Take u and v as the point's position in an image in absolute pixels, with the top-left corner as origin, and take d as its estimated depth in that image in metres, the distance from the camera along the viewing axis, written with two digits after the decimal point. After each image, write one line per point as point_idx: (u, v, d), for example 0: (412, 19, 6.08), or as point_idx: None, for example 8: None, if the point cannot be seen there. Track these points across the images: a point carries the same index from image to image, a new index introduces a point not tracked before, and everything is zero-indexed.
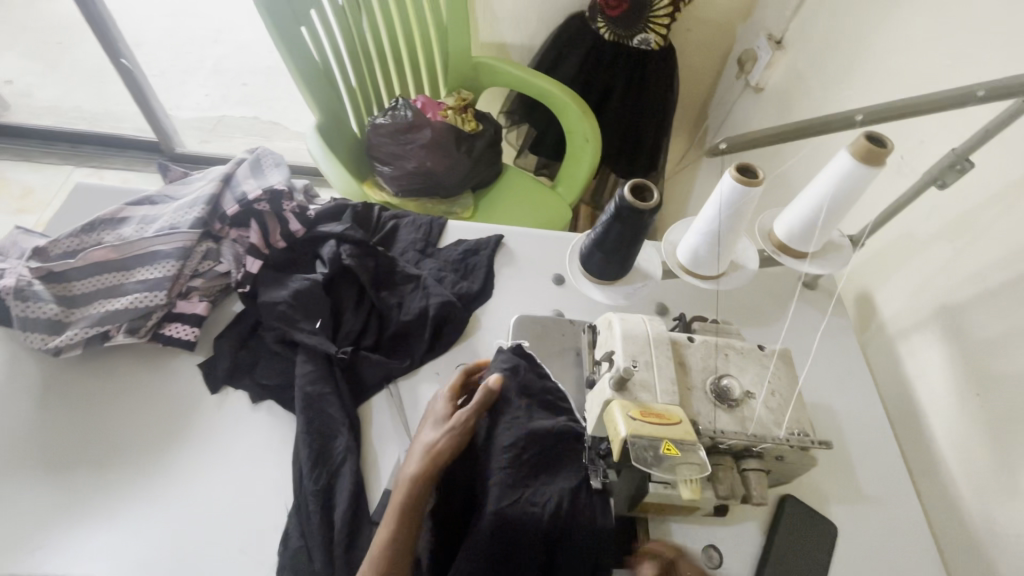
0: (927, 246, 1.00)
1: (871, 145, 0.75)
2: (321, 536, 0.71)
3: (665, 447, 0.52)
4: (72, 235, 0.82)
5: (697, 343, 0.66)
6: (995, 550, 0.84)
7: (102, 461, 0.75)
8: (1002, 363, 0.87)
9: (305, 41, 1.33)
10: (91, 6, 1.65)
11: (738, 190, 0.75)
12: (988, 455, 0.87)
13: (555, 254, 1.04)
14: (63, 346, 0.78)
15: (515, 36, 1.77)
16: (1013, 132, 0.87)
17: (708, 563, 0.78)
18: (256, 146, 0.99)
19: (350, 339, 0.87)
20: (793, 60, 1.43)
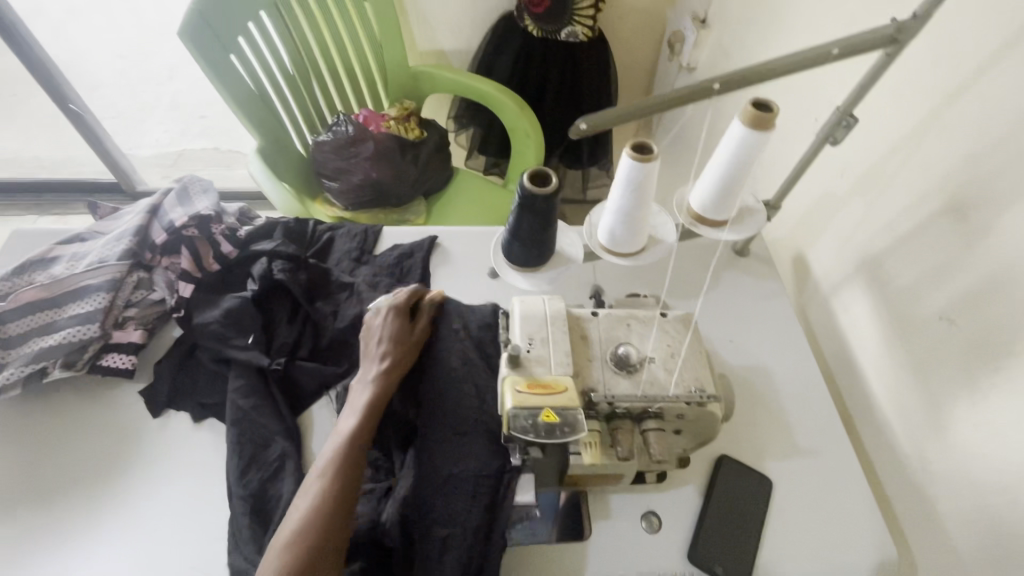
0: (844, 202, 1.00)
1: (758, 112, 0.77)
2: (255, 537, 0.72)
3: (546, 415, 0.56)
4: (4, 279, 0.85)
5: (599, 316, 0.68)
6: (932, 491, 0.82)
7: (46, 492, 0.77)
8: (919, 306, 0.86)
9: (236, 67, 1.34)
10: (32, 56, 1.68)
11: (636, 168, 0.78)
12: (916, 402, 0.85)
13: (486, 249, 1.07)
14: (2, 387, 0.80)
15: (452, 43, 1.80)
16: (900, 80, 0.87)
17: (647, 528, 0.81)
18: (184, 175, 1.01)
19: (285, 351, 0.89)
20: (718, 36, 1.45)
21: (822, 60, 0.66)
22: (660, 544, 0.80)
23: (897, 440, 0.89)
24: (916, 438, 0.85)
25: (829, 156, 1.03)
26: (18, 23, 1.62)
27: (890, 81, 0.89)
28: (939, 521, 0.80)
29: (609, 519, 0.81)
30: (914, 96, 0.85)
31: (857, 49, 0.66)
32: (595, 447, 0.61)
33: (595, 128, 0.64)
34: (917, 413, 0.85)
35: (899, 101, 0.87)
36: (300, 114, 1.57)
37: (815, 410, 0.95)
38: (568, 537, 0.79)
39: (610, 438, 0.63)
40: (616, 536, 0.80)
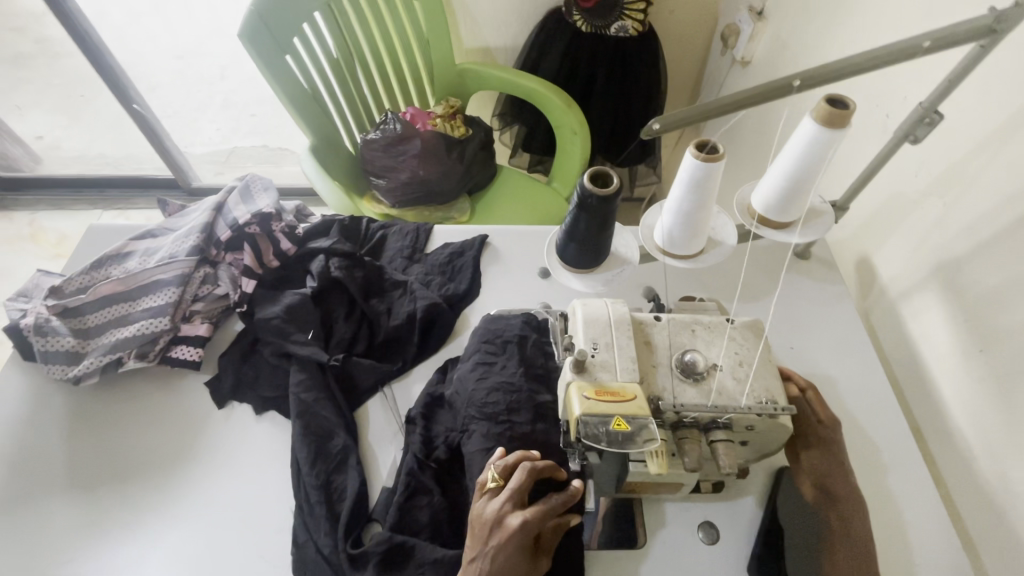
0: (918, 204, 0.93)
1: (832, 108, 0.72)
2: (326, 526, 0.74)
3: (616, 423, 0.55)
4: (83, 272, 0.90)
5: (662, 321, 0.66)
6: (1012, 516, 0.75)
7: (123, 477, 0.81)
8: (1002, 316, 0.79)
9: (290, 67, 1.36)
10: (100, 59, 1.76)
11: (700, 168, 0.75)
12: (996, 419, 0.78)
13: (536, 249, 1.06)
14: (82, 375, 0.85)
15: (497, 39, 1.79)
16: (990, 75, 0.80)
17: (704, 539, 0.79)
18: (247, 174, 1.04)
19: (342, 346, 0.92)
20: (775, 28, 1.38)
21: (910, 54, 0.62)
22: (718, 556, 0.78)
23: (975, 459, 0.82)
24: (993, 457, 0.79)
25: (904, 153, 0.96)
26: (88, 27, 1.70)
27: (978, 74, 0.82)
28: (1021, 547, 0.73)
29: (665, 528, 0.80)
30: (1006, 90, 0.78)
31: (951, 44, 0.62)
32: (661, 456, 0.59)
33: (665, 130, 0.64)
34: (998, 432, 0.78)
35: (989, 95, 0.80)
36: (349, 111, 1.60)
37: (879, 421, 0.92)
38: (621, 545, 0.78)
39: (676, 448, 0.61)
40: (671, 544, 0.78)
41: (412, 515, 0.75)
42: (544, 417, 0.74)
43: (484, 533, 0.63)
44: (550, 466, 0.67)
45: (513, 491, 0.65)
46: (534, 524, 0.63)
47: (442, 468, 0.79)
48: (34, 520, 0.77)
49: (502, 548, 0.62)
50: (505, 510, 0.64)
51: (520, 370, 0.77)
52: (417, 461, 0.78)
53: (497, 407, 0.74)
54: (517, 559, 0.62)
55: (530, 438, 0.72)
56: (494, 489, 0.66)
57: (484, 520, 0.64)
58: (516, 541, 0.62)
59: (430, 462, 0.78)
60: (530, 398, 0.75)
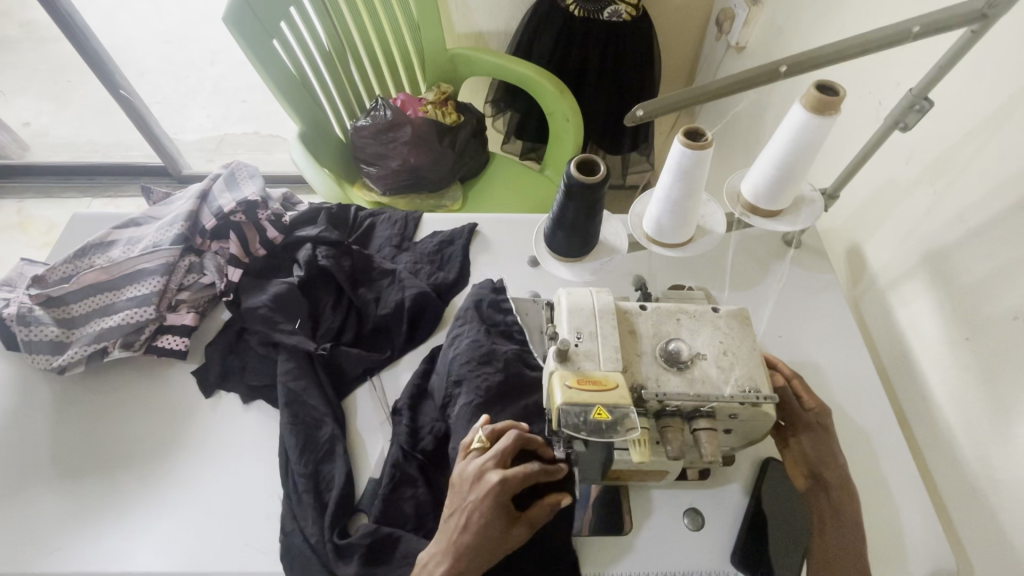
0: (909, 192, 0.93)
1: (822, 95, 0.71)
2: (313, 516, 0.75)
3: (597, 412, 0.55)
4: (67, 261, 0.89)
5: (648, 310, 0.66)
6: (996, 502, 0.76)
7: (111, 467, 0.81)
8: (988, 305, 0.79)
9: (278, 52, 1.33)
10: (85, 43, 1.73)
11: (688, 156, 0.74)
12: (980, 408, 0.79)
13: (525, 237, 1.05)
14: (66, 364, 0.85)
15: (490, 24, 1.77)
16: (983, 61, 0.79)
17: (689, 525, 0.80)
18: (232, 161, 1.03)
19: (329, 336, 0.92)
20: (771, 13, 1.36)
21: (900, 39, 0.61)
22: (702, 542, 0.79)
23: (961, 447, 0.83)
24: (977, 443, 0.80)
25: (896, 141, 0.95)
26: (71, 11, 1.66)
27: (970, 61, 0.81)
28: (1003, 533, 0.74)
29: (653, 514, 0.80)
30: (999, 77, 0.77)
31: (943, 27, 0.61)
32: (644, 444, 0.59)
33: (651, 116, 0.63)
34: (982, 420, 0.79)
35: (981, 83, 0.79)
36: (338, 98, 1.58)
37: (865, 409, 0.92)
38: (608, 532, 0.79)
39: (659, 436, 0.61)
40: (658, 529, 0.79)
41: (397, 506, 0.75)
42: (517, 373, 0.79)
43: (464, 488, 0.65)
44: (538, 436, 0.67)
45: (496, 452, 0.66)
46: (513, 486, 0.63)
47: (428, 459, 0.79)
48: (21, 510, 0.77)
49: (478, 503, 0.63)
50: (486, 467, 0.65)
51: (483, 329, 0.83)
52: (402, 451, 0.78)
53: (471, 365, 0.79)
54: (494, 515, 0.63)
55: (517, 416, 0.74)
56: (479, 450, 0.67)
57: (466, 476, 0.66)
58: (493, 499, 0.63)
59: (416, 453, 0.79)
60: (498, 354, 0.80)
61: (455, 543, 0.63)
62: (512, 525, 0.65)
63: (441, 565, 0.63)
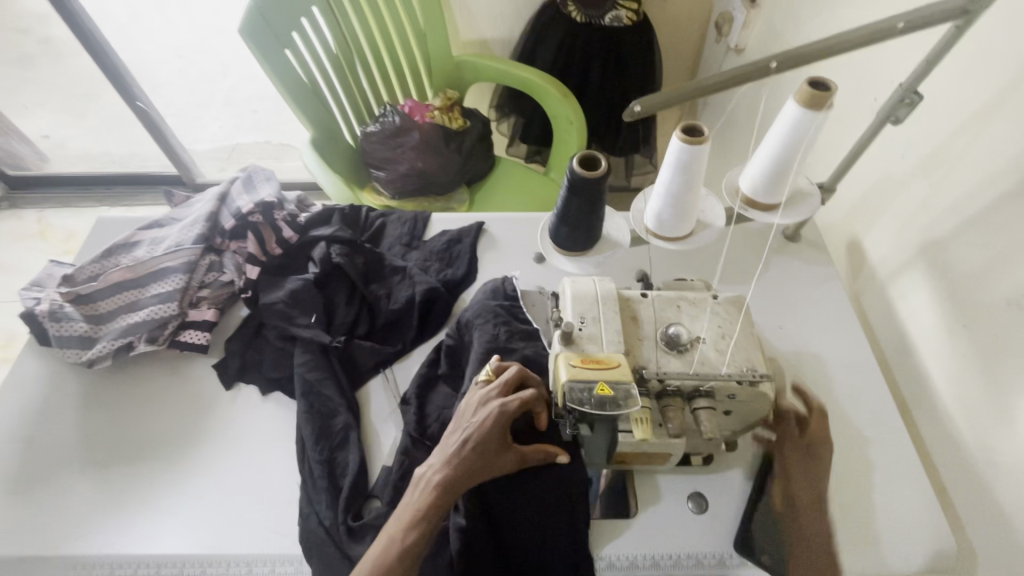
0: (906, 185, 0.95)
1: (814, 91, 0.74)
2: (327, 500, 0.78)
3: (600, 388, 0.58)
4: (94, 261, 0.94)
5: (649, 298, 0.69)
6: (995, 484, 0.78)
7: (136, 456, 0.85)
8: (983, 292, 0.81)
9: (290, 61, 1.38)
10: (105, 58, 1.79)
11: (686, 151, 0.77)
12: (978, 393, 0.81)
13: (531, 234, 1.09)
14: (95, 358, 0.89)
15: (494, 31, 1.82)
16: (973, 57, 0.82)
17: (693, 509, 0.82)
18: (249, 165, 1.07)
19: (343, 329, 0.95)
20: (768, 15, 1.39)
21: (886, 35, 0.64)
22: (706, 525, 0.81)
23: (960, 433, 0.85)
24: (975, 427, 0.81)
25: (892, 136, 0.98)
26: (92, 27, 1.72)
27: (961, 58, 0.84)
28: (1002, 513, 0.76)
29: (657, 498, 0.83)
30: (989, 72, 0.79)
31: (926, 24, 0.64)
32: (644, 423, 0.63)
33: (648, 111, 0.66)
34: (980, 405, 0.81)
35: (972, 78, 0.82)
36: (348, 106, 1.63)
37: (866, 398, 0.94)
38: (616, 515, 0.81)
39: (660, 415, 0.64)
40: (663, 514, 0.81)
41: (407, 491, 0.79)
42: (506, 322, 0.82)
43: (469, 412, 0.72)
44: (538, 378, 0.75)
45: (502, 384, 0.73)
46: (512, 414, 0.70)
47: (437, 446, 0.82)
48: (52, 499, 0.81)
49: (479, 425, 0.70)
50: (491, 395, 0.72)
51: (485, 293, 0.88)
52: (412, 439, 0.82)
53: (477, 316, 0.84)
54: (492, 437, 0.69)
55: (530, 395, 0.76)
56: (485, 383, 0.74)
57: (472, 401, 0.73)
58: (494, 421, 0.69)
59: (425, 440, 0.82)
60: (505, 309, 0.84)
61: (451, 457, 0.69)
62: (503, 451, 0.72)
63: (434, 477, 0.69)
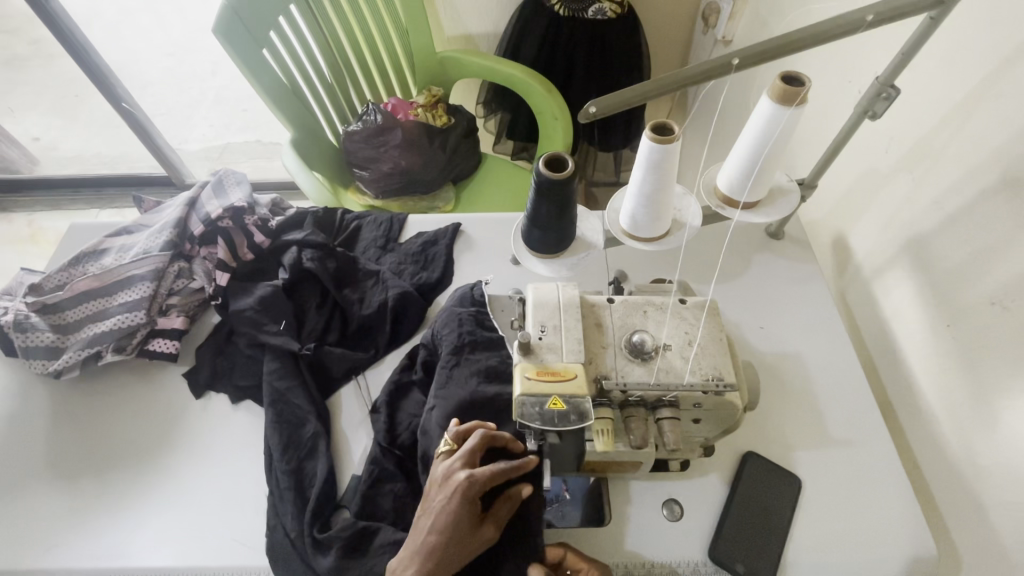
0: (889, 180, 0.92)
1: (787, 86, 0.72)
2: (293, 511, 0.77)
3: (552, 403, 0.57)
4: (61, 270, 0.93)
5: (615, 303, 0.67)
6: (979, 487, 0.76)
7: (104, 467, 0.84)
8: (966, 290, 0.79)
9: (268, 61, 1.36)
10: (86, 59, 1.77)
11: (656, 150, 0.75)
12: (961, 394, 0.79)
13: (508, 235, 1.07)
14: (62, 368, 0.88)
15: (479, 26, 1.79)
16: (955, 47, 0.79)
17: (668, 516, 0.81)
18: (220, 168, 1.06)
19: (314, 336, 0.94)
20: (755, 5, 1.36)
21: (855, 28, 0.62)
22: (680, 532, 0.80)
23: (945, 434, 0.82)
24: (959, 429, 0.79)
25: (875, 129, 0.95)
26: (73, 28, 1.70)
27: (943, 49, 0.81)
28: (986, 517, 0.74)
29: (631, 505, 0.82)
30: (971, 63, 0.76)
31: (900, 15, 0.61)
32: (606, 434, 0.61)
33: (605, 112, 0.63)
34: (963, 406, 0.79)
35: (953, 69, 0.79)
36: (330, 105, 1.60)
37: (850, 399, 0.92)
38: (590, 523, 0.80)
39: (623, 426, 0.62)
40: (637, 521, 0.80)
41: (376, 501, 0.77)
42: (471, 331, 0.80)
43: (435, 490, 0.65)
44: (503, 436, 0.68)
45: (464, 452, 0.65)
46: (483, 486, 0.63)
47: (406, 455, 0.81)
48: (20, 511, 0.80)
49: (449, 504, 0.62)
50: (455, 468, 0.64)
51: (456, 300, 0.86)
52: (381, 448, 0.80)
53: (446, 325, 0.82)
54: (463, 517, 0.62)
55: (498, 402, 0.75)
56: (448, 453, 0.67)
57: (435, 479, 0.65)
58: (463, 498, 0.62)
59: (394, 449, 0.81)
60: (474, 316, 0.82)
61: (425, 548, 0.62)
62: (479, 525, 0.65)
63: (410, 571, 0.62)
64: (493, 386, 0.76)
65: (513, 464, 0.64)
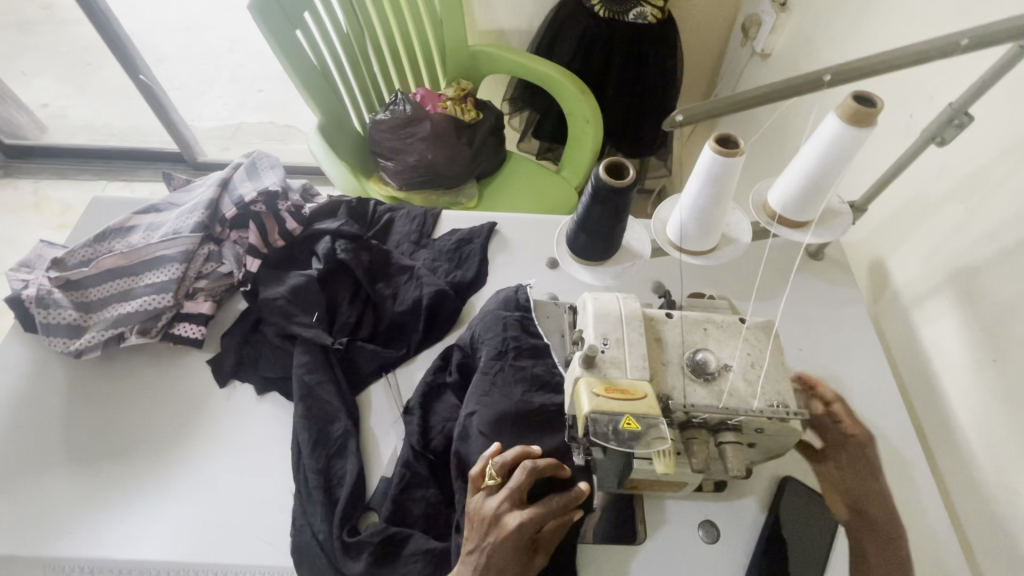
0: (938, 208, 0.91)
1: (859, 106, 0.70)
2: (322, 512, 0.74)
3: (626, 422, 0.54)
4: (87, 245, 0.89)
5: (674, 319, 0.65)
6: (1016, 526, 0.75)
7: (123, 453, 0.81)
8: (1017, 327, 0.77)
9: (300, 42, 1.32)
10: (107, 27, 1.72)
11: (719, 163, 0.72)
12: (1005, 433, 0.77)
13: (544, 238, 1.04)
14: (83, 348, 0.84)
15: (512, 22, 1.76)
16: (1023, 78, 0.77)
17: (704, 538, 0.79)
18: (254, 150, 1.02)
19: (346, 330, 0.91)
20: (799, 20, 1.33)
21: (947, 52, 0.60)
22: (716, 554, 0.78)
23: (982, 470, 0.81)
24: (999, 466, 0.78)
25: (928, 155, 0.93)
26: None
27: (1010, 79, 0.79)
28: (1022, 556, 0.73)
29: (666, 524, 0.79)
30: None
31: (991, 42, 0.59)
32: (669, 455, 0.56)
33: (690, 122, 0.62)
34: (1004, 445, 0.77)
35: (1019, 100, 0.77)
36: (358, 91, 1.57)
37: (886, 427, 0.91)
38: (622, 541, 0.78)
39: (683, 448, 0.60)
40: (672, 540, 0.78)
41: (407, 506, 0.75)
42: (515, 337, 0.77)
43: (482, 530, 0.62)
44: (552, 465, 0.65)
45: (510, 491, 0.63)
46: (532, 525, 0.62)
47: (439, 460, 0.79)
48: (32, 496, 0.77)
49: (498, 546, 0.60)
50: (503, 509, 0.62)
51: (503, 301, 0.83)
52: (413, 452, 0.78)
53: (489, 329, 0.79)
54: (514, 557, 0.61)
55: (542, 413, 0.72)
56: (492, 488, 0.65)
57: (480, 518, 0.63)
58: (513, 540, 0.61)
59: (426, 453, 0.78)
60: (518, 320, 0.79)
61: None
62: (529, 556, 0.64)
63: None
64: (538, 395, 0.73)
65: (563, 503, 0.65)
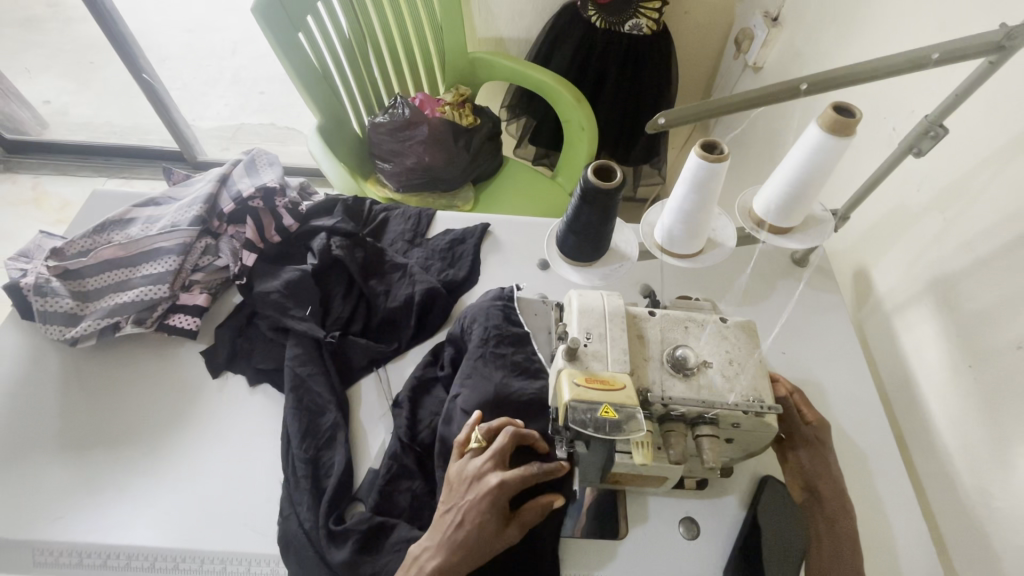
0: (918, 218, 0.93)
1: (839, 116, 0.72)
2: (309, 502, 0.75)
3: (604, 410, 0.56)
4: (86, 236, 0.91)
5: (656, 317, 0.67)
6: (989, 527, 0.76)
7: (115, 441, 0.82)
8: (993, 335, 0.79)
9: (301, 44, 1.34)
10: (111, 25, 1.74)
11: (704, 168, 0.75)
12: (980, 437, 0.79)
13: (536, 240, 1.06)
14: (78, 336, 0.86)
15: (512, 30, 1.79)
16: (1000, 94, 0.80)
17: (684, 534, 0.80)
18: (253, 148, 1.04)
19: (339, 324, 0.93)
20: (790, 35, 1.36)
21: (918, 66, 0.63)
22: (695, 550, 0.79)
23: (958, 473, 0.83)
24: (974, 469, 0.80)
25: (909, 166, 0.96)
26: None
27: (987, 94, 0.82)
28: (994, 557, 0.74)
29: (647, 520, 0.81)
30: (1016, 109, 0.77)
31: (961, 57, 0.62)
32: (646, 447, 0.60)
33: (671, 125, 0.65)
34: (979, 449, 0.79)
35: (996, 114, 0.80)
36: (358, 94, 1.59)
37: (864, 431, 0.93)
38: (603, 536, 0.79)
39: (661, 441, 0.63)
40: (653, 536, 0.80)
41: (393, 498, 0.76)
42: (497, 325, 0.79)
43: (463, 487, 0.65)
44: (533, 435, 0.68)
45: (493, 452, 0.66)
46: (512, 485, 0.63)
47: (425, 453, 0.80)
48: (23, 481, 0.78)
49: (476, 500, 0.63)
50: (486, 467, 0.65)
51: (494, 296, 0.85)
52: (401, 444, 0.79)
53: (477, 321, 0.81)
54: (491, 516, 0.63)
55: (528, 409, 0.74)
56: (477, 450, 0.68)
57: (463, 476, 0.66)
58: (490, 498, 0.63)
59: (413, 446, 0.80)
60: (503, 309, 0.81)
61: (449, 541, 0.63)
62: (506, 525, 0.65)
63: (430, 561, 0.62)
64: (524, 390, 0.75)
65: (543, 468, 0.65)
